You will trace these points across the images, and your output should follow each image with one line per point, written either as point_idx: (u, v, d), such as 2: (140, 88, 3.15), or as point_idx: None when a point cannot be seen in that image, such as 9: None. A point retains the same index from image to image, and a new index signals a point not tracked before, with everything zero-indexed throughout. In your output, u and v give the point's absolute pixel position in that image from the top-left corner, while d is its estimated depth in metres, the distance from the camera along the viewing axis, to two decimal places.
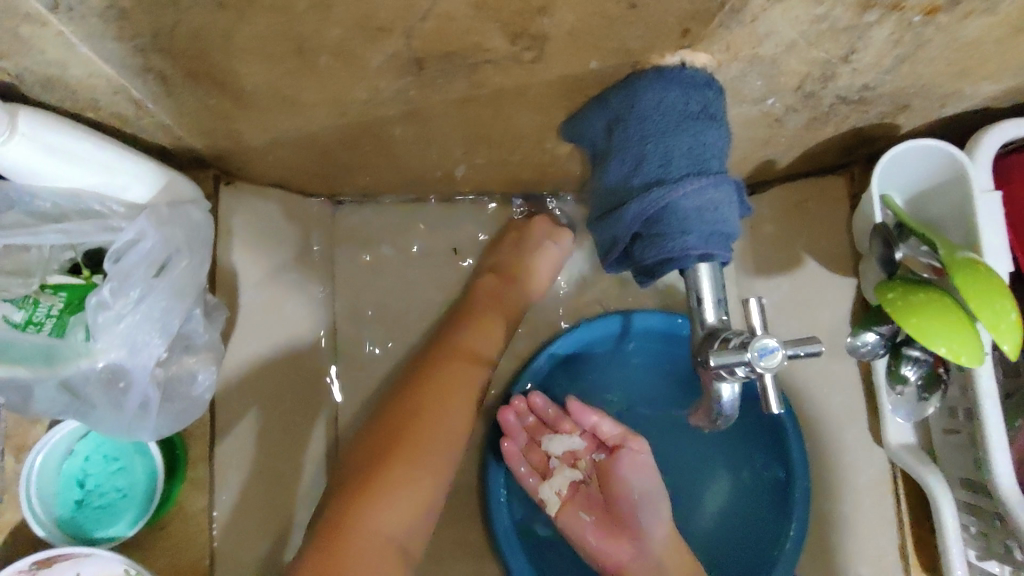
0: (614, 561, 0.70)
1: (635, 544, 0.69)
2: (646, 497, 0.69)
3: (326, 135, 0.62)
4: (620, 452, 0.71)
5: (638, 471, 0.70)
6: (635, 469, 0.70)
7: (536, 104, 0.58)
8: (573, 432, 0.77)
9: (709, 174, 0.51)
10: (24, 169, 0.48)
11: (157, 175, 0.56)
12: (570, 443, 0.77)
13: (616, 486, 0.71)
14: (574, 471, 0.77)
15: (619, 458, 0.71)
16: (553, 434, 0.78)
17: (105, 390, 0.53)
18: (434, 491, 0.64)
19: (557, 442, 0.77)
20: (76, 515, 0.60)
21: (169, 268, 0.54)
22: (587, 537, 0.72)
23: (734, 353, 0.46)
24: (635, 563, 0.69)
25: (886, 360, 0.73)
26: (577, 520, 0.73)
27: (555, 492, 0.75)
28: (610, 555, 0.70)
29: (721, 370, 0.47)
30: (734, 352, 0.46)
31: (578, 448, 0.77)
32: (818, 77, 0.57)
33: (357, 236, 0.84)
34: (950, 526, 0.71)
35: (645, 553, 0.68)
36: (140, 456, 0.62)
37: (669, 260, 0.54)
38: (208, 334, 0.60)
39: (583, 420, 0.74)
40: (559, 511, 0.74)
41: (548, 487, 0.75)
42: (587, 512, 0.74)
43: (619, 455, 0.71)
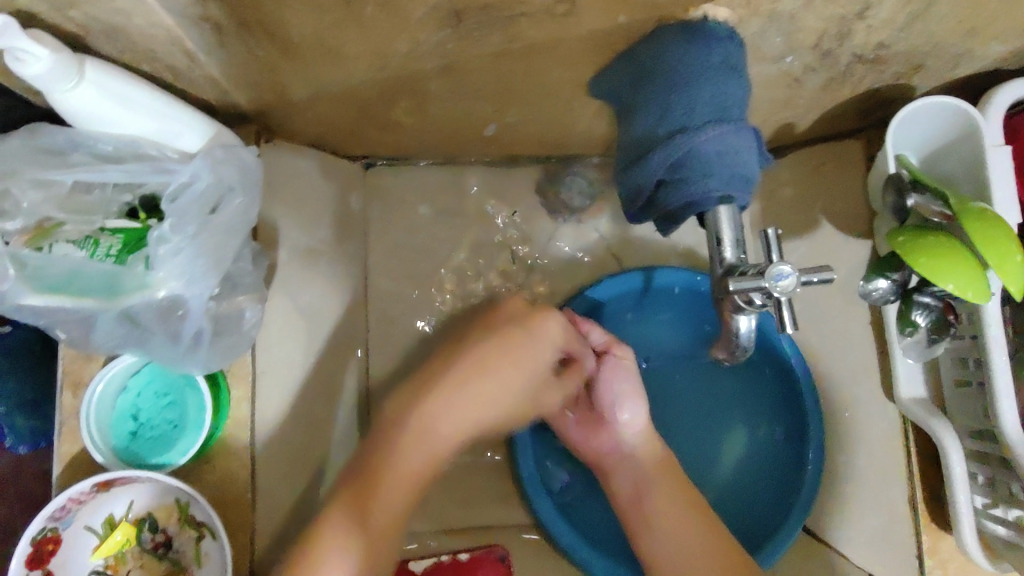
0: (601, 458, 0.75)
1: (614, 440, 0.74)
2: (626, 399, 0.73)
3: (364, 90, 0.65)
4: (605, 358, 0.75)
5: (620, 376, 0.74)
6: (617, 373, 0.74)
7: (565, 60, 0.61)
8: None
9: (729, 120, 0.55)
10: (89, 116, 0.53)
11: (207, 124, 0.59)
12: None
13: (601, 390, 0.75)
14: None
15: (604, 365, 0.75)
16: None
17: (161, 319, 0.57)
18: None
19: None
20: (131, 445, 0.64)
21: (222, 206, 0.57)
22: (575, 433, 0.77)
23: (751, 281, 0.49)
24: (613, 455, 0.74)
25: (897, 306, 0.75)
26: (567, 418, 0.78)
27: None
28: (596, 448, 0.76)
29: (738, 297, 0.50)
30: (752, 279, 0.49)
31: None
32: (835, 34, 0.59)
33: (387, 197, 0.87)
34: (958, 473, 0.73)
35: (624, 448, 0.73)
36: (189, 392, 0.66)
37: (691, 204, 0.57)
38: (254, 275, 0.64)
39: (577, 327, 0.77)
40: (555, 408, 0.79)
41: None
42: (577, 412, 0.78)
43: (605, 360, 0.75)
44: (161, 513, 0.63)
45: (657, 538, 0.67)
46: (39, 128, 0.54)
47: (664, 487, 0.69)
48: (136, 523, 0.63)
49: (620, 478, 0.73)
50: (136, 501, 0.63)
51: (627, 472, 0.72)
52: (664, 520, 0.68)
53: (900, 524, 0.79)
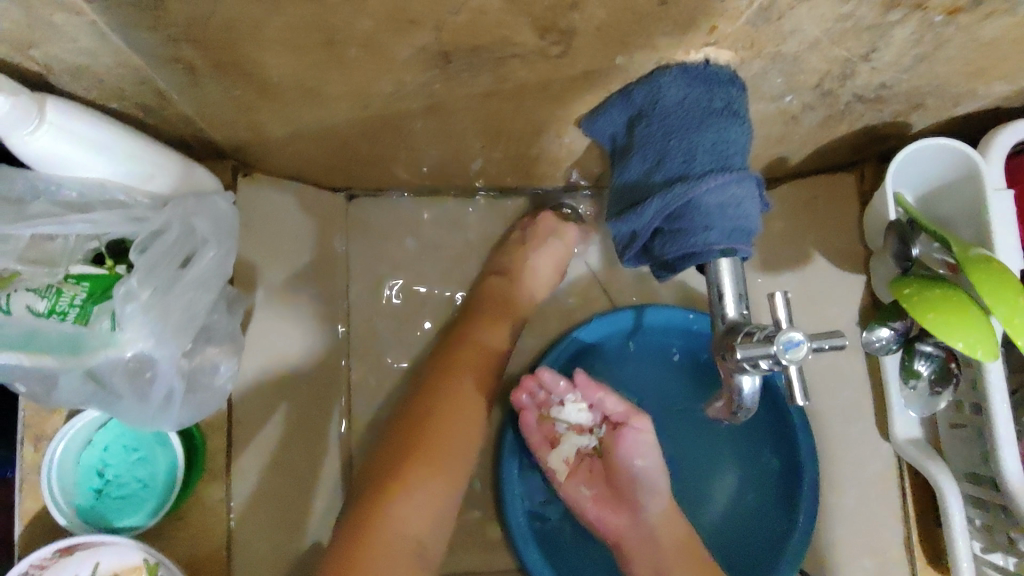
0: (618, 535, 0.73)
1: (635, 520, 0.72)
2: (645, 475, 0.71)
3: (347, 128, 0.62)
4: (623, 430, 0.72)
5: (637, 450, 0.71)
6: (636, 448, 0.71)
7: (558, 98, 0.58)
8: (581, 407, 0.76)
9: (732, 169, 0.52)
10: (50, 158, 0.49)
11: (177, 166, 0.56)
12: (577, 418, 0.76)
13: (619, 464, 0.72)
14: (582, 441, 0.78)
15: (622, 436, 0.71)
16: (559, 408, 0.76)
17: (131, 380, 0.53)
18: (452, 476, 0.66)
19: (564, 416, 0.76)
20: (98, 505, 0.60)
21: (195, 259, 0.54)
22: (587, 506, 0.75)
23: (760, 347, 0.46)
24: (635, 534, 0.71)
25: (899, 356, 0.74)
26: (580, 492, 0.75)
27: (563, 460, 0.77)
28: (611, 523, 0.73)
29: (746, 362, 0.48)
30: (760, 344, 0.46)
31: (585, 424, 0.77)
32: (838, 75, 0.57)
33: (369, 229, 0.84)
34: (957, 519, 0.72)
35: (645, 530, 0.71)
36: (160, 449, 0.62)
37: (690, 255, 0.54)
38: (229, 326, 0.60)
39: (589, 395, 0.74)
40: (564, 480, 0.76)
41: (557, 456, 0.77)
42: (589, 486, 0.76)
43: (622, 433, 0.72)
44: None
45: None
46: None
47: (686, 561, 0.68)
48: None
49: (638, 558, 0.71)
50: (101, 563, 0.57)
51: (647, 558, 0.70)
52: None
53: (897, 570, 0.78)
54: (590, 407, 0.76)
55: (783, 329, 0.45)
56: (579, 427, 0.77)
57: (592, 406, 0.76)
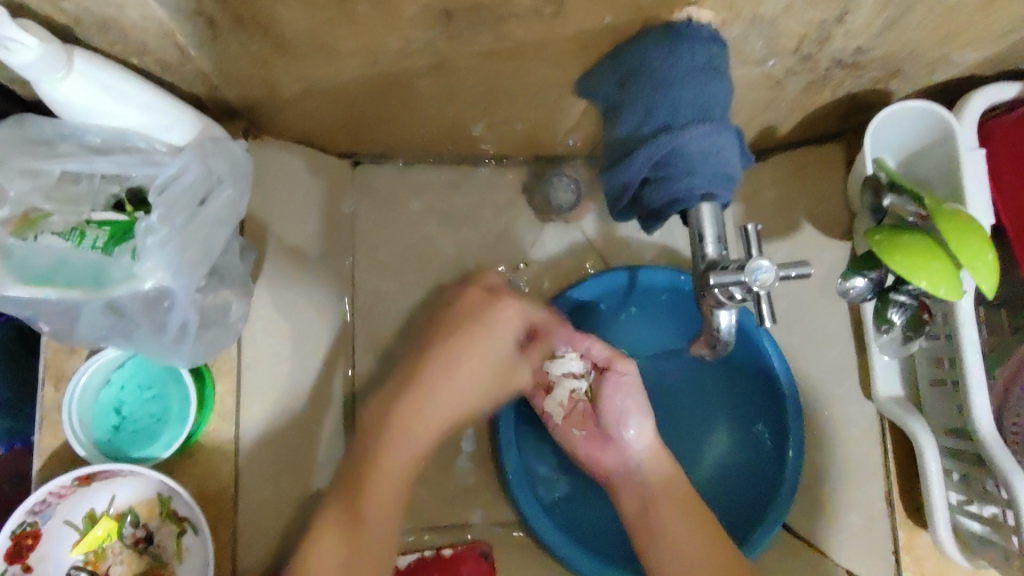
0: (606, 473, 0.76)
1: (621, 455, 0.75)
2: (629, 414, 0.76)
3: (354, 87, 0.66)
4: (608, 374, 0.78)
5: (623, 392, 0.77)
6: (620, 390, 0.77)
7: (553, 59, 0.62)
8: (571, 354, 0.79)
9: (712, 121, 0.56)
10: (77, 106, 0.53)
11: (196, 119, 0.59)
12: (569, 365, 0.79)
13: (606, 405, 0.77)
14: (575, 386, 0.79)
15: (606, 381, 0.78)
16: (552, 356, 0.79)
17: (149, 311, 0.56)
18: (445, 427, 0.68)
19: (556, 364, 0.79)
20: (115, 438, 0.63)
21: (211, 199, 0.57)
22: (579, 447, 0.78)
23: (732, 275, 0.50)
24: (621, 469, 0.74)
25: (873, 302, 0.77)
26: (572, 433, 0.79)
27: (557, 404, 0.79)
28: (601, 464, 0.77)
29: (720, 291, 0.51)
30: (733, 273, 0.50)
31: (577, 370, 0.79)
32: (816, 39, 0.61)
33: (373, 195, 0.88)
34: (933, 470, 0.75)
35: (630, 463, 0.74)
36: (173, 385, 0.65)
37: (675, 202, 0.58)
38: (239, 268, 0.64)
39: (578, 343, 0.79)
40: (559, 422, 0.80)
41: (551, 400, 0.79)
42: (582, 427, 0.79)
43: (607, 377, 0.78)
44: (144, 509, 0.63)
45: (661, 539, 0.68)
46: (26, 119, 0.54)
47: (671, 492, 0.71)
48: (118, 517, 0.63)
49: (624, 492, 0.73)
50: (118, 494, 0.63)
51: (632, 490, 0.72)
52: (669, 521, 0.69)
53: (879, 526, 0.81)
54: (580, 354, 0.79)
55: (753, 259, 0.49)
56: (572, 373, 0.79)
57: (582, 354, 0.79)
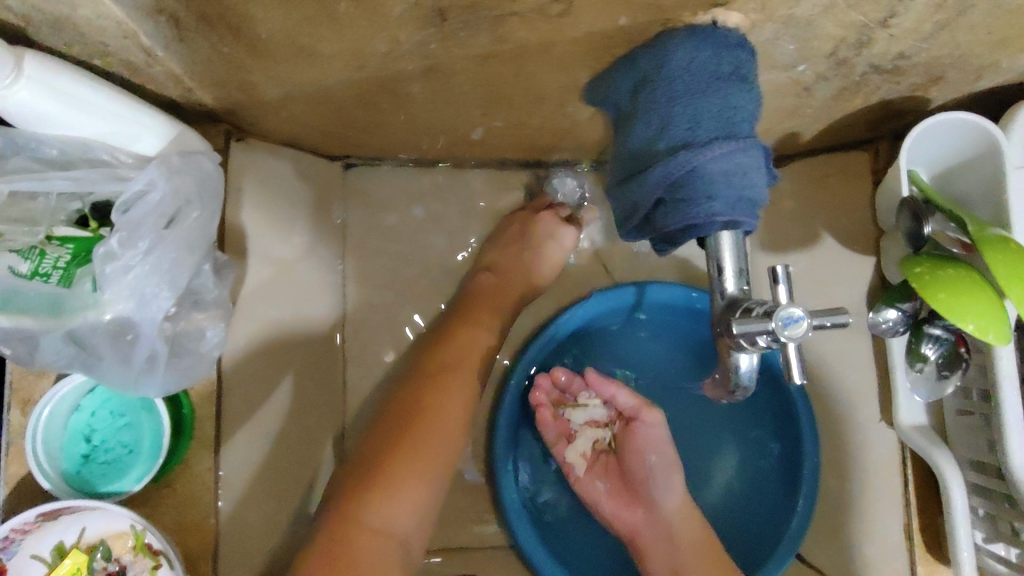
0: (630, 530, 0.72)
1: (649, 512, 0.71)
2: (659, 471, 0.71)
3: (341, 91, 0.60)
4: (635, 425, 0.73)
5: (651, 444, 0.72)
6: (649, 442, 0.72)
7: (560, 63, 0.56)
8: (595, 401, 0.77)
9: (738, 137, 0.50)
10: (28, 114, 0.47)
11: (167, 125, 0.54)
12: (592, 413, 0.77)
13: (634, 458, 0.73)
14: (597, 435, 0.78)
15: (634, 433, 0.73)
16: (576, 404, 0.77)
17: (112, 343, 0.52)
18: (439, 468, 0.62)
19: (579, 412, 0.77)
20: (83, 471, 0.59)
21: (179, 219, 0.52)
22: (602, 502, 0.74)
23: (758, 323, 0.44)
24: (649, 528, 0.71)
25: (906, 338, 0.73)
26: (595, 485, 0.75)
27: (580, 454, 0.77)
28: (625, 520, 0.73)
29: (742, 338, 0.46)
30: (758, 320, 0.44)
31: (599, 418, 0.78)
32: (853, 43, 0.55)
33: (367, 199, 0.83)
34: (959, 508, 0.70)
35: (659, 522, 0.70)
36: (145, 414, 0.61)
37: (691, 227, 0.52)
38: (217, 291, 0.59)
39: (603, 391, 0.74)
40: (581, 473, 0.76)
41: (574, 450, 0.77)
42: (604, 480, 0.76)
43: (634, 428, 0.73)
44: (116, 542, 0.59)
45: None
46: None
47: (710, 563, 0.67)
48: (88, 550, 0.59)
49: (651, 552, 0.70)
50: (88, 527, 0.59)
51: (661, 551, 0.69)
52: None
53: (896, 560, 0.77)
54: (603, 402, 0.78)
55: (782, 305, 0.43)
56: (595, 420, 0.78)
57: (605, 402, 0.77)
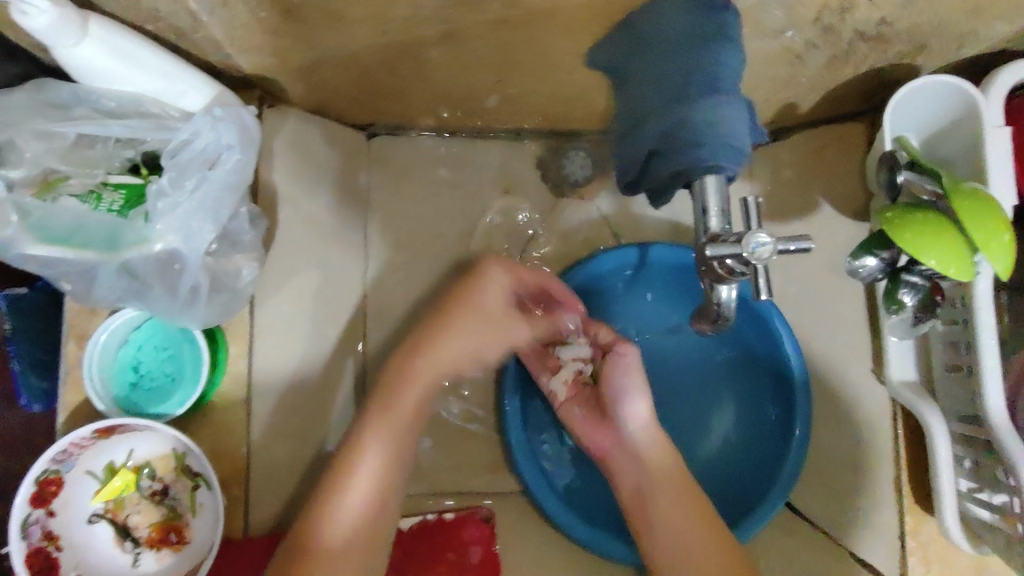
0: (601, 451, 0.76)
1: (618, 436, 0.75)
2: (626, 395, 0.74)
3: (366, 56, 0.66)
4: (609, 356, 0.76)
5: (623, 372, 0.75)
6: (620, 373, 0.75)
7: (564, 28, 0.61)
8: (580, 338, 0.80)
9: (721, 91, 0.55)
10: (91, 70, 0.54)
11: (210, 86, 0.60)
12: (577, 348, 0.80)
13: (606, 386, 0.76)
14: (580, 368, 0.80)
15: (609, 363, 0.76)
16: (563, 341, 0.81)
17: (161, 273, 0.58)
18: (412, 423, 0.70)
19: (566, 347, 0.81)
20: (131, 395, 0.66)
21: (221, 163, 0.57)
22: (579, 426, 0.79)
23: (729, 247, 0.49)
24: (617, 451, 0.75)
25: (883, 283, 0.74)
26: (573, 412, 0.79)
27: (562, 383, 0.80)
28: (597, 441, 0.77)
29: (716, 261, 0.50)
30: (731, 245, 0.49)
31: (585, 354, 0.80)
32: (837, 9, 0.59)
33: (389, 166, 0.89)
34: (943, 455, 0.75)
35: (627, 445, 0.74)
36: (187, 345, 0.67)
37: (679, 174, 0.57)
38: (252, 234, 0.65)
39: (585, 328, 0.79)
40: (563, 400, 0.80)
41: (557, 380, 0.80)
42: (582, 407, 0.79)
43: (609, 359, 0.76)
44: (160, 464, 0.66)
45: (678, 543, 0.69)
46: (44, 84, 0.56)
47: (672, 483, 0.71)
48: (135, 470, 0.66)
49: (620, 474, 0.74)
50: (135, 449, 0.66)
51: (629, 472, 0.73)
52: (676, 523, 0.70)
53: (885, 513, 0.80)
54: (589, 339, 0.80)
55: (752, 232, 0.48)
56: (579, 356, 0.80)
57: (590, 337, 0.79)
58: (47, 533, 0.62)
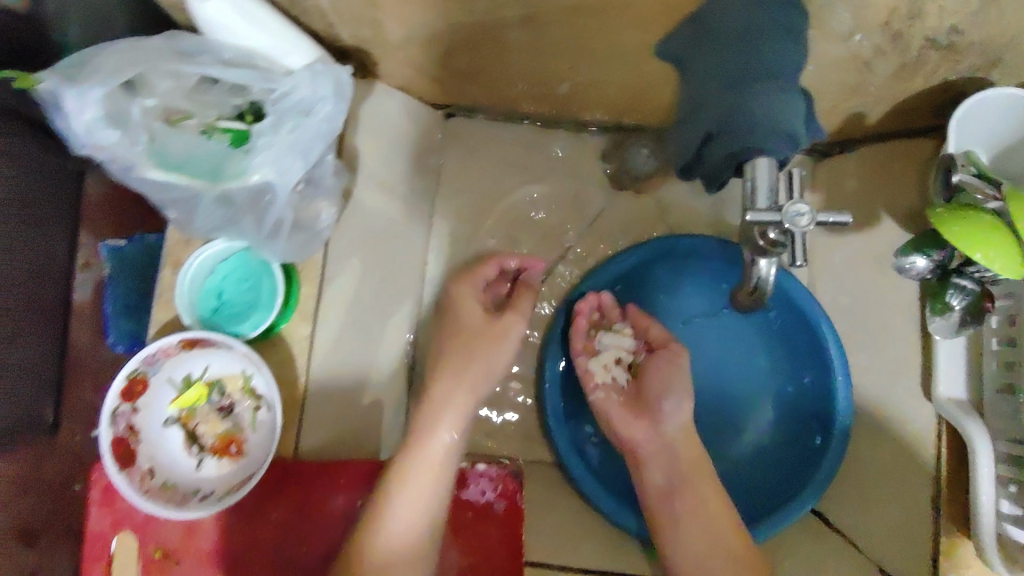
0: (634, 448, 0.78)
1: (654, 429, 0.77)
2: (672, 393, 0.78)
3: (453, 32, 0.73)
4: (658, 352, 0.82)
5: (670, 372, 0.80)
6: (669, 369, 0.80)
7: (636, 19, 0.65)
8: (626, 331, 0.86)
9: (780, 82, 0.58)
10: (214, 25, 0.63)
11: (312, 48, 0.68)
12: (621, 339, 0.86)
13: (651, 378, 0.80)
14: (620, 355, 0.85)
15: (656, 357, 0.81)
16: (609, 329, 0.86)
17: (252, 201, 0.66)
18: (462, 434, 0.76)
19: (610, 335, 0.86)
20: (212, 319, 0.74)
21: (314, 113, 0.64)
22: (614, 416, 0.80)
23: (769, 214, 0.52)
24: (653, 445, 0.77)
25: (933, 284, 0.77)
26: (608, 398, 0.82)
27: (599, 366, 0.84)
28: (632, 437, 0.78)
29: (756, 227, 0.53)
30: (771, 213, 0.52)
31: (628, 346, 0.86)
32: (905, 15, 0.61)
33: (463, 145, 0.97)
34: (986, 477, 0.73)
35: (665, 440, 0.77)
36: (264, 279, 0.74)
37: (733, 156, 0.60)
38: (333, 180, 0.74)
39: (637, 322, 0.86)
40: (596, 386, 0.83)
41: (595, 360, 0.84)
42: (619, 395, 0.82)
43: (656, 356, 0.82)
44: (229, 382, 0.73)
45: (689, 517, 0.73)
46: (178, 36, 0.63)
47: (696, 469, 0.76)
48: (207, 386, 0.73)
49: (649, 464, 0.77)
50: (210, 367, 0.73)
51: (660, 467, 0.76)
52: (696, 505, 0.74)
53: (920, 527, 0.77)
54: (635, 333, 0.86)
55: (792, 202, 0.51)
56: (623, 346, 0.85)
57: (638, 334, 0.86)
58: (129, 424, 0.70)
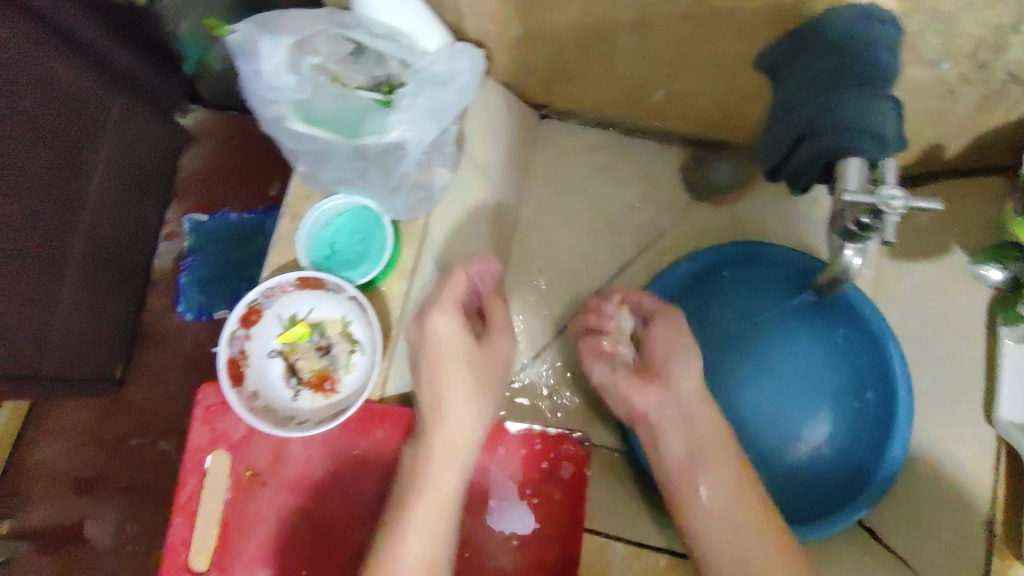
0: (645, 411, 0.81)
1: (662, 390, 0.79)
2: (672, 356, 0.81)
3: (568, 33, 0.81)
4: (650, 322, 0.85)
5: (674, 335, 0.83)
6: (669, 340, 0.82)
7: (739, 31, 0.72)
8: (625, 314, 0.90)
9: (873, 89, 0.63)
10: (366, 3, 0.72)
11: (446, 34, 0.77)
12: (622, 321, 0.90)
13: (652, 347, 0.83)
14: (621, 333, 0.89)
15: (657, 325, 0.84)
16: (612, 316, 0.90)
17: (385, 155, 0.75)
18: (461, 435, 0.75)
19: (609, 324, 0.90)
20: (326, 264, 0.82)
21: (450, 84, 0.74)
22: (621, 381, 0.84)
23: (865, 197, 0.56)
24: (659, 406, 0.79)
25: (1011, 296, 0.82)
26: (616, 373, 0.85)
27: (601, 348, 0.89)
28: (634, 398, 0.82)
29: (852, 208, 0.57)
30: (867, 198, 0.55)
31: (630, 326, 0.90)
32: (992, 45, 0.66)
33: (554, 144, 1.05)
34: None
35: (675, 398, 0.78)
36: (376, 231, 0.81)
37: (821, 153, 0.65)
38: (449, 151, 0.82)
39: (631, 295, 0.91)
40: (599, 365, 0.88)
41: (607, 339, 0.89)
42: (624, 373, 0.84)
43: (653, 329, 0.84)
44: (330, 325, 0.80)
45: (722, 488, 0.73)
46: (338, 11, 0.72)
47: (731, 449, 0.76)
48: (310, 326, 0.80)
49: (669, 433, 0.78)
50: (315, 309, 0.80)
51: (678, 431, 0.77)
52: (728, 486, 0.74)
53: (972, 551, 0.76)
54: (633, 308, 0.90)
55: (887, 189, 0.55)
56: (625, 328, 0.90)
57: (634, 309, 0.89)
58: (241, 349, 0.77)
